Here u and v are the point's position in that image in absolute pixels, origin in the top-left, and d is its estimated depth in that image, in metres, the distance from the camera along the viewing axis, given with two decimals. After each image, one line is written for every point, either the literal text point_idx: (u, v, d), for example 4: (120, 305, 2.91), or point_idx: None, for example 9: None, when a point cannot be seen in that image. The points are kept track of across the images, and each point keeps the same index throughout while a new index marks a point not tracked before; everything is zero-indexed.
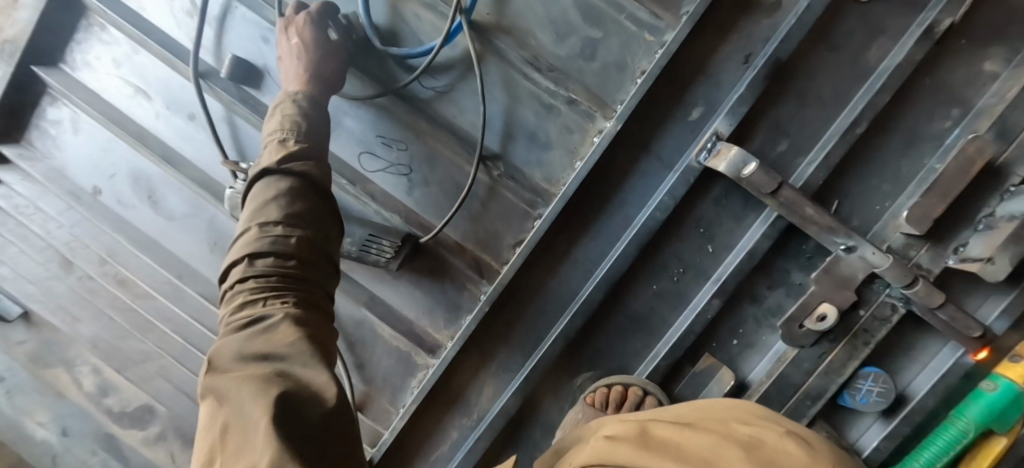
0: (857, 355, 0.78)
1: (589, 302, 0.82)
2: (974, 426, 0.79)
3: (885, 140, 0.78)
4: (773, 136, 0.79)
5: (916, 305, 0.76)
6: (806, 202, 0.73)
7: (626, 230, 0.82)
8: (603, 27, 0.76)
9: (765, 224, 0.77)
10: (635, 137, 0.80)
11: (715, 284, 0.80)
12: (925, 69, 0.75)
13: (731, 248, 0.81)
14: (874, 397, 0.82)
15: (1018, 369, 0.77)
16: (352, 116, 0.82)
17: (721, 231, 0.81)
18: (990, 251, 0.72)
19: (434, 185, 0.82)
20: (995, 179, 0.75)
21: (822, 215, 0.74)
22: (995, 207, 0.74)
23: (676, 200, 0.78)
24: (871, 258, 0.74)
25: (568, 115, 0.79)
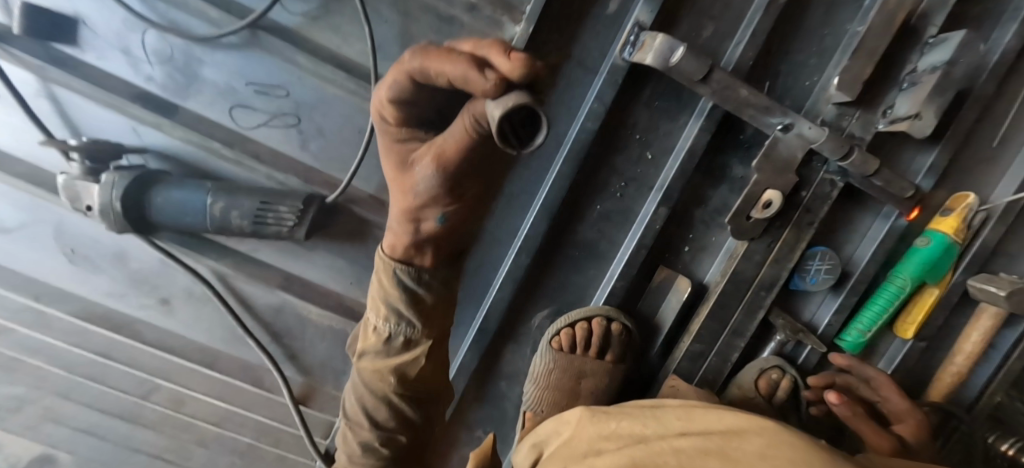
0: (803, 236, 0.77)
1: (532, 235, 0.75)
2: (911, 281, 0.82)
3: (808, 9, 0.74)
4: (697, 21, 0.73)
5: (853, 177, 0.74)
6: (743, 88, 0.68)
7: (560, 149, 0.74)
8: None
9: (700, 119, 0.72)
10: (553, 44, 0.71)
11: (659, 192, 0.75)
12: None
13: (669, 151, 0.76)
14: (823, 274, 0.82)
15: (948, 222, 0.81)
16: (209, 64, 0.66)
17: (658, 134, 0.76)
18: (917, 106, 0.70)
19: (332, 134, 0.69)
20: (911, 36, 0.73)
21: (756, 95, 0.68)
22: (917, 63, 0.72)
23: (606, 107, 0.71)
24: (807, 133, 0.71)
25: (472, 27, 0.68)
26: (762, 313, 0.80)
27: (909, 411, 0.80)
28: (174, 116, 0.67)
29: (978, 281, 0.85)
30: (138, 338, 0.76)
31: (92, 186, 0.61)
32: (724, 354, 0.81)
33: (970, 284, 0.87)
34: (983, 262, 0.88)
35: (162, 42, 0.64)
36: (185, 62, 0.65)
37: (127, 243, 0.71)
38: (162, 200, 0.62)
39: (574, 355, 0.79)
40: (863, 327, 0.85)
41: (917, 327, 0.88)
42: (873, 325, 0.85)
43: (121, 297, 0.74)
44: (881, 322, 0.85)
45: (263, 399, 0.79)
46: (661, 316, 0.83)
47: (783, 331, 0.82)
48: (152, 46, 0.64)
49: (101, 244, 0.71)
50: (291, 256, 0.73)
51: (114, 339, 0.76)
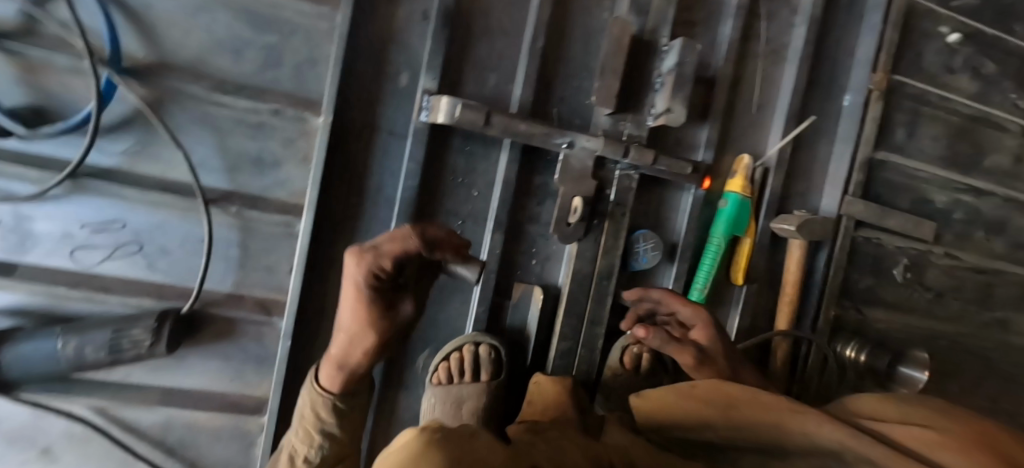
0: (621, 226, 0.91)
1: None
2: (723, 237, 0.99)
3: (565, 46, 0.92)
4: (478, 75, 0.88)
5: (641, 168, 0.90)
6: (522, 121, 0.82)
7: (393, 208, 0.84)
8: (277, 31, 0.77)
9: (506, 152, 0.87)
10: (361, 122, 0.82)
11: (491, 222, 0.89)
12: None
13: (492, 185, 0.89)
14: (651, 252, 0.95)
15: (736, 182, 1.00)
16: (40, 217, 0.71)
17: (477, 174, 0.89)
18: (667, 103, 0.87)
19: (176, 249, 0.75)
20: (648, 49, 0.91)
21: (534, 126, 0.83)
22: (660, 67, 0.90)
23: (420, 163, 0.83)
24: (587, 145, 0.85)
25: (281, 127, 0.78)
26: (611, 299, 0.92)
27: (698, 317, 0.86)
28: (13, 274, 0.71)
29: (777, 222, 1.03)
30: None
31: None
32: (590, 342, 0.92)
33: (772, 227, 1.05)
34: (776, 205, 1.06)
35: None
36: (15, 222, 0.70)
37: None
38: (13, 358, 0.66)
39: (453, 384, 0.86)
40: (700, 285, 0.99)
41: (744, 271, 1.03)
42: (707, 281, 0.99)
43: None
44: (712, 277, 0.99)
45: None
46: (529, 327, 0.92)
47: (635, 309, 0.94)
48: None
49: None
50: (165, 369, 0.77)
51: None
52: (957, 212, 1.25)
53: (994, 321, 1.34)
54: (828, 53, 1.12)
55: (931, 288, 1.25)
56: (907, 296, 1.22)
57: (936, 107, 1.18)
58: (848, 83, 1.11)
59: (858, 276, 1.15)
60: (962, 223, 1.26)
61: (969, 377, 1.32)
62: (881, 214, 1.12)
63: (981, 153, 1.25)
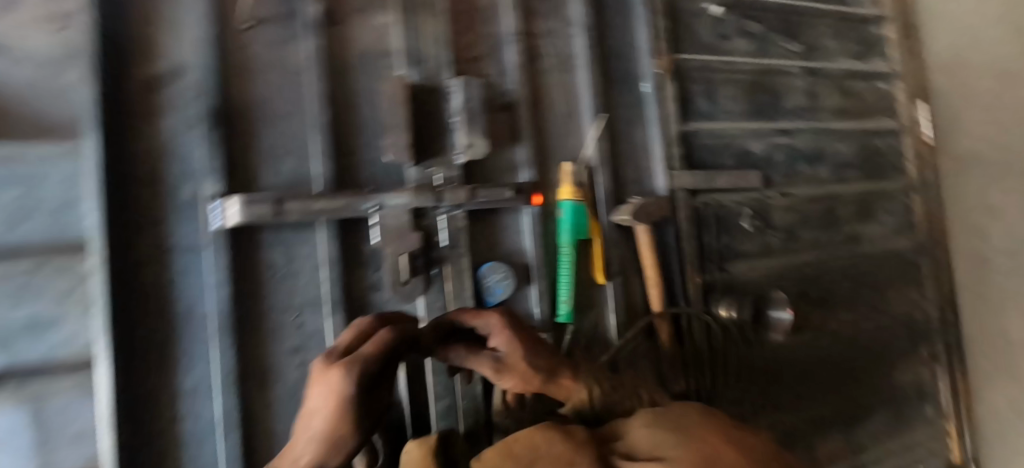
0: (461, 267, 0.93)
1: (227, 411, 0.77)
2: (569, 245, 1.02)
3: (355, 112, 0.92)
4: (272, 164, 0.86)
5: (464, 206, 0.92)
6: (323, 200, 0.81)
7: (210, 326, 0.78)
8: (21, 184, 0.71)
9: (323, 232, 0.85)
10: (148, 248, 0.77)
11: (326, 305, 0.85)
12: (331, 50, 0.92)
13: (319, 268, 0.86)
14: (503, 282, 0.96)
15: (566, 190, 1.03)
16: None
17: (299, 262, 0.85)
18: (467, 138, 0.90)
19: None
20: (435, 93, 0.94)
21: (333, 201, 0.82)
22: (451, 106, 0.92)
23: (227, 271, 0.78)
24: (397, 203, 0.85)
25: (51, 282, 0.72)
26: None
27: (490, 323, 0.76)
28: None
29: (618, 215, 1.07)
30: None
31: None
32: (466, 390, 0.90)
33: (616, 221, 1.09)
34: (613, 198, 1.10)
35: None
36: None
37: None
38: None
39: None
40: (564, 297, 1.01)
41: (603, 269, 1.06)
42: (568, 291, 1.01)
43: None
44: (571, 286, 1.02)
45: None
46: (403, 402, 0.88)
47: None
48: None
49: None
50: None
51: None
52: (777, 155, 1.37)
53: (847, 238, 1.46)
54: (618, 49, 1.18)
55: (781, 228, 1.34)
56: (762, 242, 1.30)
57: (725, 71, 1.30)
58: (641, 72, 1.19)
59: (712, 239, 1.21)
60: (785, 163, 1.38)
61: (843, 295, 1.42)
62: (708, 177, 1.19)
63: (778, 100, 1.39)
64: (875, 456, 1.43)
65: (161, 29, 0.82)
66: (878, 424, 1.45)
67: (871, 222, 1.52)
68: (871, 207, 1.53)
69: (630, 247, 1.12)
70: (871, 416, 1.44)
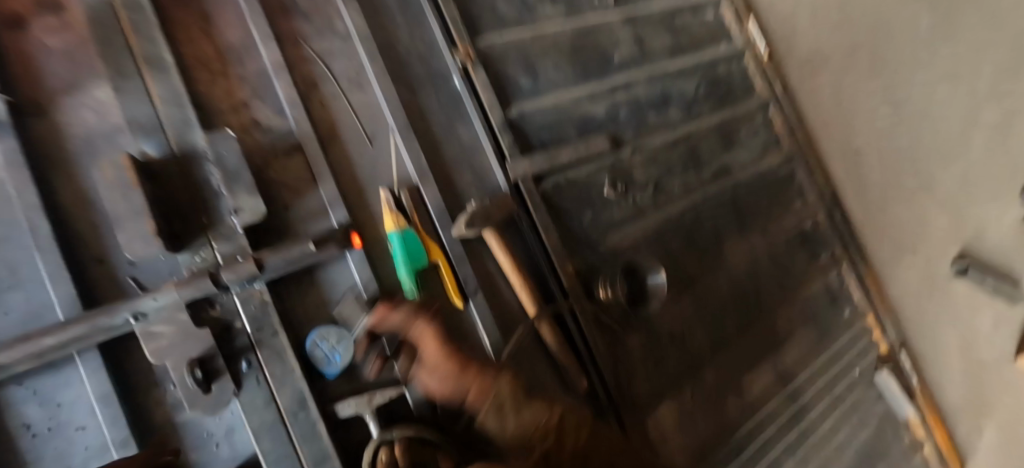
0: (279, 346, 0.82)
1: None
2: (408, 278, 0.91)
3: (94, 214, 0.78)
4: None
5: (259, 276, 0.81)
6: (56, 337, 0.71)
7: None
8: None
9: (83, 368, 0.75)
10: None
11: (113, 446, 0.76)
12: (39, 149, 0.75)
13: (93, 408, 0.76)
14: (338, 344, 0.86)
15: (387, 220, 0.92)
16: None
17: (65, 410, 0.75)
18: (234, 200, 0.81)
19: None
20: (190, 160, 0.81)
21: (61, 331, 0.71)
22: (210, 170, 0.81)
23: None
24: (159, 303, 0.75)
25: None
26: (321, 424, 0.83)
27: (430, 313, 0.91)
28: None
29: (456, 229, 0.96)
30: None
31: None
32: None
33: (458, 235, 0.97)
34: (449, 212, 0.98)
35: None
36: None
37: None
38: None
39: None
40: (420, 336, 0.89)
41: (457, 290, 0.95)
42: None
43: None
44: (426, 321, 0.89)
45: None
46: None
47: (360, 408, 0.85)
48: None
49: None
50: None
51: None
52: (621, 111, 1.29)
53: (716, 173, 1.42)
54: (415, 46, 1.04)
55: (647, 184, 1.27)
56: (631, 205, 1.22)
57: (539, 40, 1.20)
58: (446, 66, 1.06)
59: (573, 220, 1.13)
60: (632, 116, 1.30)
61: (729, 231, 1.38)
62: (547, 159, 1.10)
63: (606, 55, 1.31)
64: (807, 378, 1.40)
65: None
66: (801, 344, 1.43)
67: (736, 149, 1.49)
68: (732, 135, 1.50)
69: (486, 258, 1.01)
70: (793, 338, 1.42)
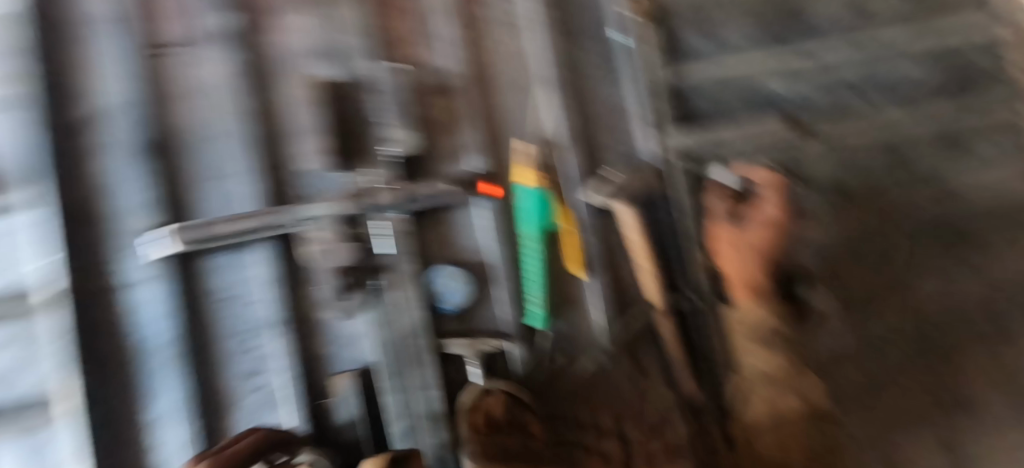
0: (411, 274, 0.86)
1: (168, 433, 0.79)
2: (533, 236, 0.94)
3: (279, 120, 0.89)
4: (197, 185, 0.85)
5: (399, 206, 0.86)
6: (245, 222, 0.81)
7: (144, 362, 0.80)
8: None
9: (263, 256, 0.86)
10: (88, 283, 0.79)
11: (268, 331, 0.86)
12: (251, 58, 0.89)
13: (257, 292, 0.86)
14: (461, 286, 0.90)
15: (521, 173, 0.95)
16: None
17: (234, 288, 0.85)
18: (398, 130, 0.90)
19: None
20: (358, 91, 0.92)
21: (260, 219, 0.81)
22: (375, 103, 0.92)
23: (160, 306, 0.80)
24: (317, 212, 0.82)
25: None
26: (433, 357, 0.86)
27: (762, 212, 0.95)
28: None
29: (590, 194, 0.97)
30: None
31: None
32: (418, 396, 0.84)
33: (587, 199, 0.98)
34: (580, 177, 1.00)
35: None
36: None
37: None
38: None
39: None
40: (536, 295, 0.93)
41: (577, 260, 0.96)
42: (539, 289, 0.93)
43: None
44: (542, 282, 0.93)
45: None
46: (354, 422, 0.86)
47: (469, 352, 0.87)
48: None
49: None
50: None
51: None
52: (823, 88, 1.02)
53: (986, 163, 1.00)
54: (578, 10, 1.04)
55: (835, 180, 1.00)
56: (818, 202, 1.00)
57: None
58: (604, 25, 1.05)
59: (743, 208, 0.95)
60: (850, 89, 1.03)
61: (1000, 247, 0.98)
62: (716, 126, 0.96)
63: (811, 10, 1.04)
64: None
65: (78, 63, 0.82)
66: None
67: None
68: None
69: (612, 232, 0.99)
70: None
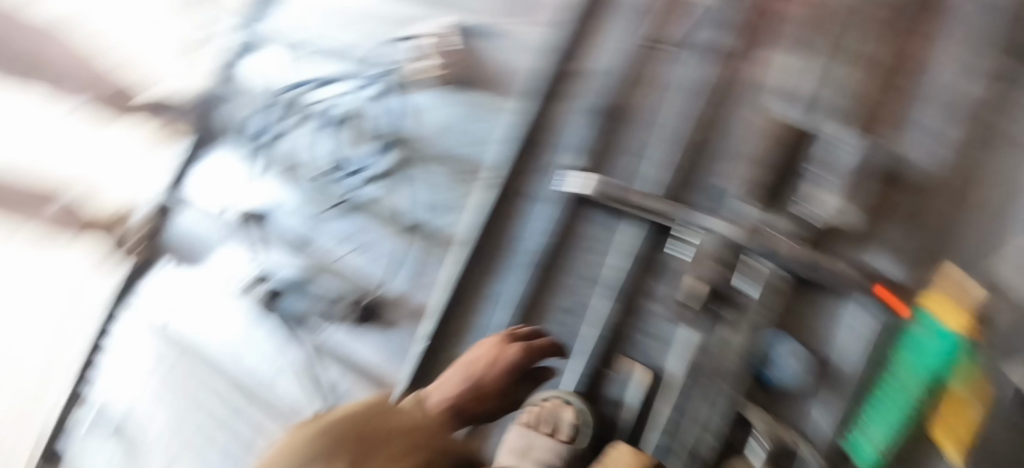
0: (756, 330, 0.89)
1: (510, 296, 1.17)
2: (916, 376, 0.78)
3: (719, 138, 1.05)
4: (629, 162, 1.13)
5: (786, 261, 0.87)
6: (631, 205, 1.02)
7: (520, 255, 1.18)
8: (481, 122, 1.39)
9: (629, 226, 1.06)
10: (515, 191, 1.23)
11: (602, 288, 1.06)
12: (728, 83, 1.07)
13: (614, 254, 1.06)
14: (795, 368, 0.87)
15: (936, 302, 0.81)
16: (349, 221, 1.50)
17: (602, 242, 1.09)
18: (829, 196, 0.89)
19: (385, 258, 1.42)
20: (812, 144, 0.94)
21: (649, 200, 1.00)
22: (823, 160, 0.91)
23: (549, 220, 1.15)
24: (711, 226, 0.92)
25: (466, 186, 1.35)
26: (727, 406, 0.87)
27: None
28: (307, 254, 1.53)
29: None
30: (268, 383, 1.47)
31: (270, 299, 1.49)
32: (692, 430, 0.88)
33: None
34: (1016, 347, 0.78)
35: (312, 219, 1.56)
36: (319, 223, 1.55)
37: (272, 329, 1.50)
38: (297, 302, 1.45)
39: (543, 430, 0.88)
40: (880, 438, 0.80)
41: (960, 436, 0.76)
42: (890, 435, 0.79)
43: (264, 360, 1.49)
44: (897, 430, 0.79)
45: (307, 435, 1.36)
46: (627, 408, 0.95)
47: (762, 428, 0.85)
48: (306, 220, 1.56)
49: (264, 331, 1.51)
50: (393, 342, 1.33)
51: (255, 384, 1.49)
52: None
53: None
54: None
55: None
56: None
57: None
58: None
59: None
60: None
61: None
62: None
63: None
64: None
65: (597, 45, 1.26)
66: None
67: None
68: None
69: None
70: None
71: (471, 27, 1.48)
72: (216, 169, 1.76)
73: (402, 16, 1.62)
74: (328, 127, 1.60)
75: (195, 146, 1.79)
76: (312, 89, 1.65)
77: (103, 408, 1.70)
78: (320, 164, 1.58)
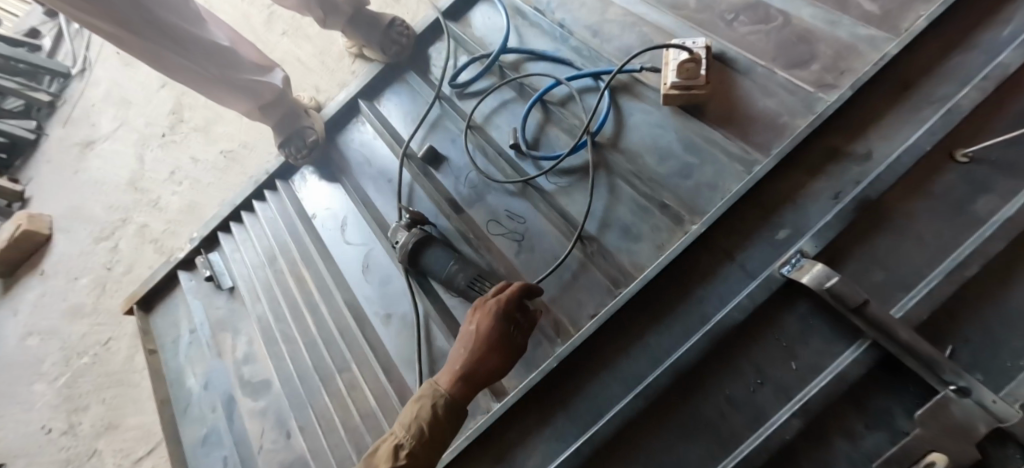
0: None
1: (684, 358, 1.13)
2: None
3: (986, 302, 1.04)
4: (869, 281, 1.12)
5: None
6: (894, 342, 1.00)
7: (704, 325, 1.16)
8: (697, 160, 1.30)
9: (855, 353, 1.05)
10: (721, 250, 1.22)
11: (795, 404, 1.06)
12: (1019, 248, 1.04)
13: (818, 371, 1.08)
14: None
15: None
16: (514, 201, 1.41)
17: (806, 351, 1.10)
18: None
19: (537, 253, 1.34)
20: None
21: (915, 340, 0.98)
22: None
23: (756, 301, 1.13)
24: (993, 405, 0.92)
25: (660, 219, 1.29)
26: None
27: None
28: (458, 215, 1.45)
29: None
30: (364, 326, 1.39)
31: (404, 233, 1.35)
32: None
33: None
34: None
35: (475, 178, 1.47)
36: (480, 188, 1.45)
37: (393, 272, 1.42)
38: (431, 254, 1.31)
39: None
40: None
41: None
42: None
43: (371, 301, 1.42)
44: None
45: (391, 399, 1.28)
46: None
47: None
48: (470, 178, 1.47)
49: (382, 269, 1.43)
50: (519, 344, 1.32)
51: (351, 325, 1.41)
52: None
53: None
54: None
55: None
56: None
57: None
58: None
59: None
60: None
61: None
62: None
63: None
64: None
65: (864, 146, 1.20)
66: None
67: None
68: None
69: None
70: None
71: (725, 58, 1.39)
72: (394, 94, 1.69)
73: (649, 13, 1.48)
74: (526, 99, 1.49)
75: (383, 72, 1.72)
76: (524, 57, 1.56)
77: (209, 277, 1.70)
78: (505, 135, 1.48)
